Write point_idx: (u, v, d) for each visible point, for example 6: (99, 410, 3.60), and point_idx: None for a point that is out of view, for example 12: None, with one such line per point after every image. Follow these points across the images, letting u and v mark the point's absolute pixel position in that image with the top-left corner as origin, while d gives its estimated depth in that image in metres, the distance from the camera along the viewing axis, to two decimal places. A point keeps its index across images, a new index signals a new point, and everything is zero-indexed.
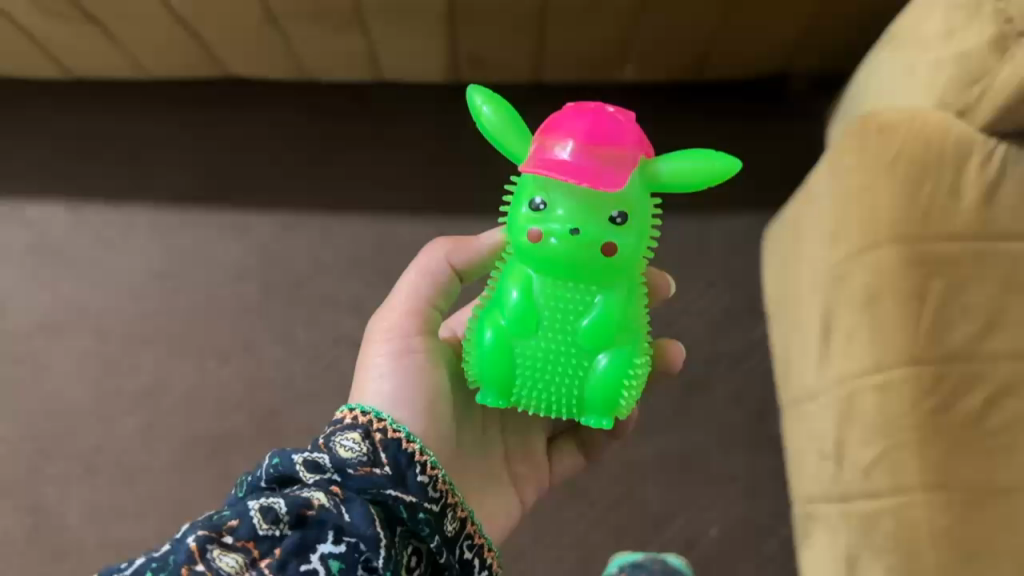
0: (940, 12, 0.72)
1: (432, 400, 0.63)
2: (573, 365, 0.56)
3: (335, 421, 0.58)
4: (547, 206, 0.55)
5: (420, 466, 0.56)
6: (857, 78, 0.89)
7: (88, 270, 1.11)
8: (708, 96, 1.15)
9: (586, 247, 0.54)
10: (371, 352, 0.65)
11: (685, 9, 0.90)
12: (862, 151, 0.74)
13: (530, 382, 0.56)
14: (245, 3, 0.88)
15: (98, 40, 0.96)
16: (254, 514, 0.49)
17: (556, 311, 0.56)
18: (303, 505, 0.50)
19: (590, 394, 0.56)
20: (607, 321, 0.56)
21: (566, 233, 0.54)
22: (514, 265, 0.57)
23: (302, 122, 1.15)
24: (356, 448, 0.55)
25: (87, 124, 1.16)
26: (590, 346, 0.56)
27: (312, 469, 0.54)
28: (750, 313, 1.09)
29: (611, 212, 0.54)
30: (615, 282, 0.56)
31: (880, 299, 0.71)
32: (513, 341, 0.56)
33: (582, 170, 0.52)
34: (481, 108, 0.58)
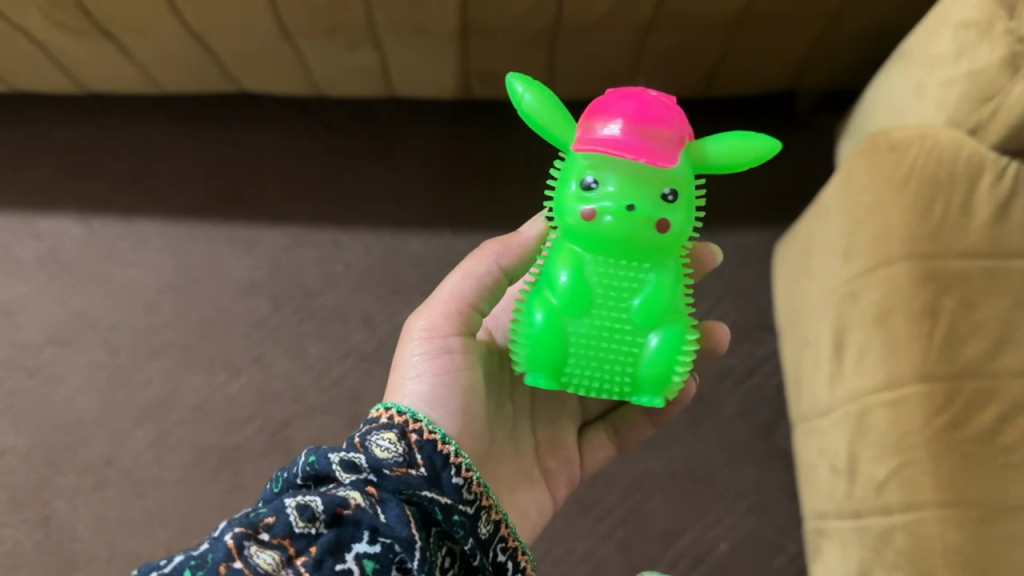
0: (949, 32, 0.74)
1: (465, 402, 0.63)
2: (628, 342, 0.57)
3: (370, 420, 0.58)
4: (600, 182, 0.55)
5: (455, 467, 0.57)
6: (866, 97, 0.90)
7: (99, 283, 1.12)
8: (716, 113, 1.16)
9: (642, 223, 0.54)
10: (408, 347, 0.65)
11: (696, 28, 0.90)
12: (874, 168, 0.75)
13: (584, 360, 0.57)
14: (259, 20, 0.89)
15: (114, 56, 0.97)
16: (291, 511, 0.49)
17: (609, 288, 0.56)
18: (340, 504, 0.50)
19: (643, 372, 0.57)
20: (661, 299, 0.56)
21: (620, 210, 0.54)
22: (563, 245, 0.58)
23: (313, 137, 1.16)
24: (391, 448, 0.55)
25: (99, 138, 1.17)
26: (643, 323, 0.56)
27: (348, 469, 0.54)
28: (759, 328, 1.09)
29: (664, 190, 0.55)
30: (665, 261, 0.57)
31: (891, 315, 0.72)
32: (565, 319, 0.56)
33: (629, 145, 0.53)
34: (522, 95, 0.58)
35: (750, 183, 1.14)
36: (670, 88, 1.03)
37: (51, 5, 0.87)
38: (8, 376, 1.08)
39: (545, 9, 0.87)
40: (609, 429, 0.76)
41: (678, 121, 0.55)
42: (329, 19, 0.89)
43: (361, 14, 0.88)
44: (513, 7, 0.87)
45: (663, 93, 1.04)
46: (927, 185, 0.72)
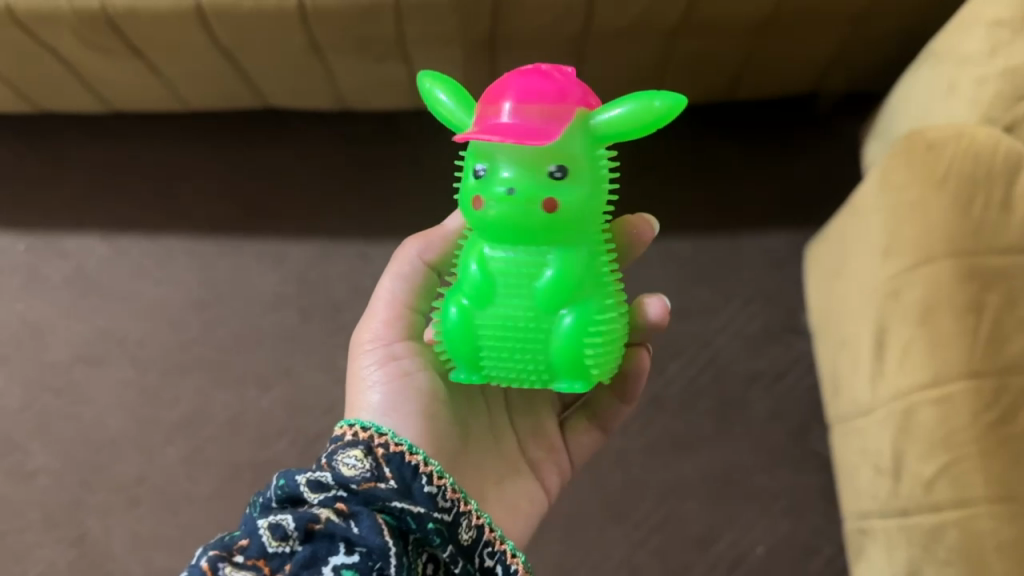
0: (981, 31, 0.76)
1: (421, 399, 0.63)
2: (538, 329, 0.54)
3: (336, 438, 0.58)
4: (485, 170, 0.53)
5: (426, 476, 0.56)
6: (893, 100, 0.91)
7: (126, 301, 1.12)
8: (737, 116, 1.17)
9: (524, 206, 0.52)
10: (356, 363, 0.66)
11: (723, 33, 0.91)
12: (913, 167, 0.75)
13: (497, 351, 0.55)
14: (288, 36, 0.89)
15: (142, 74, 0.98)
16: (263, 532, 0.50)
17: (511, 276, 0.54)
18: (311, 520, 0.51)
19: (556, 358, 0.54)
20: (565, 280, 0.54)
21: (504, 195, 0.52)
22: (469, 236, 0.57)
23: (335, 150, 1.16)
24: (358, 465, 0.55)
25: (122, 157, 1.17)
26: (550, 307, 0.54)
27: (315, 488, 0.53)
28: (787, 330, 1.09)
29: (549, 167, 0.52)
30: (569, 240, 0.54)
31: (937, 312, 0.72)
32: (470, 313, 0.55)
33: (520, 130, 0.50)
34: (434, 92, 0.58)
35: (774, 186, 1.14)
36: (694, 92, 1.04)
37: (82, 24, 0.87)
38: (39, 397, 1.08)
39: (574, 17, 0.87)
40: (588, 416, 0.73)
41: (570, 100, 0.52)
42: (358, 32, 0.89)
43: (390, 27, 0.88)
44: (542, 16, 0.87)
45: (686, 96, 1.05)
46: (965, 182, 0.72)
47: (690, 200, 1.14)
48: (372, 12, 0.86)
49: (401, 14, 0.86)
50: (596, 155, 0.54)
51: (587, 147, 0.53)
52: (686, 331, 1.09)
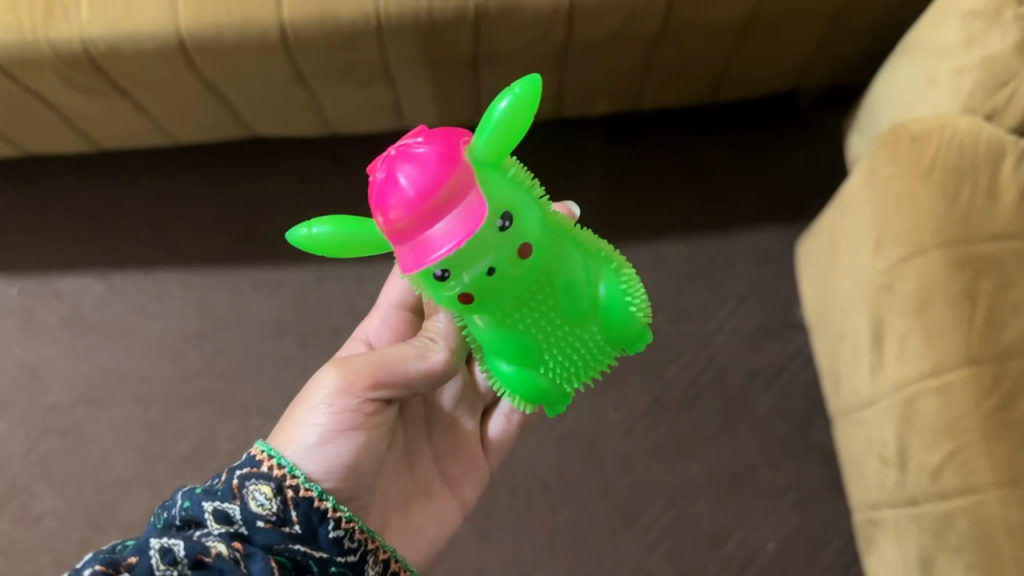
0: (955, 23, 0.78)
1: (353, 463, 0.63)
2: (586, 336, 0.59)
3: (250, 460, 0.60)
4: (452, 272, 0.50)
5: (333, 521, 0.60)
6: (875, 94, 0.93)
7: (124, 338, 1.12)
8: (721, 118, 1.18)
9: (508, 268, 0.52)
10: (316, 386, 0.63)
11: (708, 35, 0.92)
12: (897, 160, 0.76)
13: (569, 376, 0.59)
14: (273, 65, 0.90)
15: (128, 112, 0.98)
16: (153, 555, 0.53)
17: (538, 323, 0.57)
18: (202, 553, 0.54)
19: (615, 334, 0.60)
20: (576, 288, 0.57)
21: (485, 276, 0.51)
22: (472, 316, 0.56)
23: (324, 174, 1.16)
24: (266, 505, 0.58)
25: (110, 193, 1.17)
26: (580, 315, 0.58)
27: (220, 520, 0.57)
28: (785, 326, 1.10)
29: (497, 225, 0.50)
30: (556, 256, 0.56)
31: (930, 303, 0.73)
32: (528, 371, 0.58)
33: (453, 231, 0.48)
34: (311, 230, 0.52)
35: (762, 182, 1.15)
36: (678, 96, 1.05)
37: (66, 67, 0.87)
38: (43, 439, 1.08)
39: (556, 30, 0.87)
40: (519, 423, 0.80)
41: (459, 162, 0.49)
42: (344, 60, 0.89)
43: (375, 50, 0.88)
44: (526, 31, 0.87)
45: (670, 101, 1.06)
46: (950, 172, 0.73)
47: (680, 203, 1.15)
48: (357, 38, 0.86)
49: (384, 37, 0.86)
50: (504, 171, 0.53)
51: (500, 180, 0.51)
52: (684, 333, 1.10)
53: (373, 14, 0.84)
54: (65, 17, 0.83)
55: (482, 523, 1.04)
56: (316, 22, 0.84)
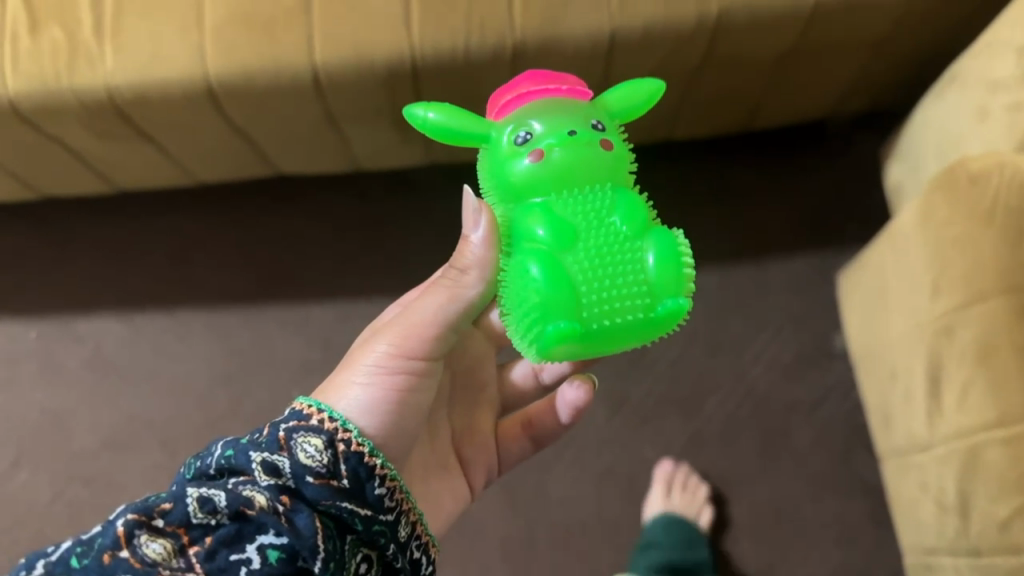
0: (1010, 58, 0.77)
1: (400, 418, 0.64)
2: (630, 253, 0.54)
3: (301, 413, 0.58)
4: (533, 132, 0.55)
5: (379, 479, 0.58)
6: (920, 128, 0.92)
7: (147, 381, 1.10)
8: (749, 143, 1.15)
9: (585, 144, 0.55)
10: (364, 353, 0.65)
11: (752, 65, 0.89)
12: (954, 201, 0.74)
13: (597, 285, 0.53)
14: (304, 109, 0.87)
15: (151, 155, 0.95)
16: (191, 502, 0.52)
17: (588, 215, 0.55)
18: (243, 504, 0.52)
19: (655, 277, 0.54)
20: (638, 207, 0.55)
21: (564, 137, 0.55)
22: (524, 208, 0.56)
23: (348, 208, 1.14)
24: (316, 457, 0.56)
25: (128, 231, 1.15)
26: (632, 236, 0.54)
27: (268, 471, 0.55)
28: (821, 354, 1.08)
29: (590, 119, 0.56)
30: (624, 185, 0.57)
31: (994, 352, 0.70)
32: (559, 258, 0.53)
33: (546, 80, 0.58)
34: (426, 114, 0.58)
35: (790, 208, 1.13)
36: (713, 125, 1.03)
37: (89, 114, 0.85)
38: (67, 488, 1.05)
39: (594, 66, 0.85)
40: (523, 419, 0.83)
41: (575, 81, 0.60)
42: (377, 101, 0.87)
43: (408, 91, 0.86)
44: (564, 70, 0.85)
45: (705, 130, 1.04)
46: (1017, 216, 0.70)
47: (699, 225, 1.12)
48: (391, 80, 0.84)
49: (418, 79, 0.84)
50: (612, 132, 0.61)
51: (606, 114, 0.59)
52: (719, 366, 1.08)
53: (409, 56, 0.81)
54: (89, 65, 0.81)
55: (518, 561, 1.02)
56: (348, 64, 0.81)
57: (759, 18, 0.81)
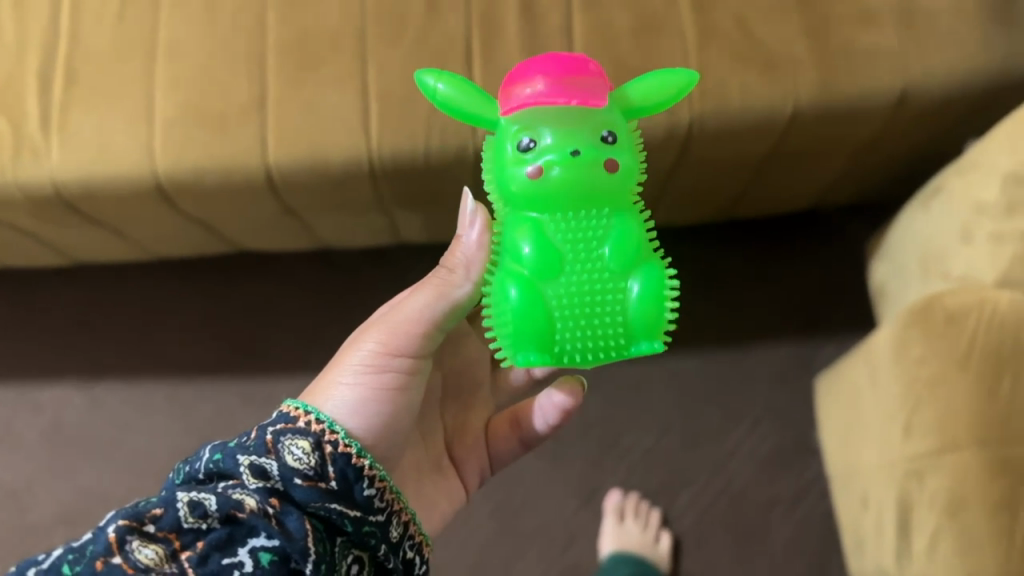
0: (996, 181, 0.72)
1: (388, 419, 0.62)
2: (610, 291, 0.55)
3: (288, 415, 0.57)
4: (537, 140, 0.54)
5: (368, 479, 0.57)
6: (904, 235, 0.88)
7: (108, 455, 1.07)
8: (732, 228, 1.11)
9: (590, 166, 0.54)
10: (352, 350, 0.63)
11: (730, 166, 0.85)
12: (930, 338, 0.70)
13: (574, 319, 0.54)
14: (261, 205, 0.84)
15: (107, 237, 0.92)
16: (181, 507, 0.51)
17: (577, 243, 0.55)
18: (234, 507, 0.51)
19: (634, 318, 0.55)
20: (631, 240, 0.55)
21: (565, 157, 0.53)
22: (517, 216, 0.56)
23: (317, 280, 1.10)
24: (304, 459, 0.54)
25: (92, 299, 1.12)
26: (617, 270, 0.55)
27: (257, 474, 0.53)
28: (800, 451, 1.05)
29: (600, 132, 0.54)
30: (624, 208, 0.56)
31: (964, 508, 0.67)
32: (541, 287, 0.54)
33: (561, 91, 0.53)
34: (436, 87, 0.57)
35: (773, 296, 1.09)
36: (693, 214, 0.99)
37: (37, 207, 0.82)
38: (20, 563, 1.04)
39: None
40: (511, 419, 0.78)
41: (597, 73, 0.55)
42: (338, 197, 0.84)
43: (367, 187, 0.82)
44: None
45: (684, 219, 1.00)
46: (990, 361, 0.67)
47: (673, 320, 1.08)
48: (348, 180, 0.81)
49: (376, 179, 0.81)
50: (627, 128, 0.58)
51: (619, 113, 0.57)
52: (695, 459, 1.05)
53: (365, 157, 0.78)
54: (34, 158, 0.77)
55: None
56: (303, 166, 0.78)
57: (731, 128, 0.78)
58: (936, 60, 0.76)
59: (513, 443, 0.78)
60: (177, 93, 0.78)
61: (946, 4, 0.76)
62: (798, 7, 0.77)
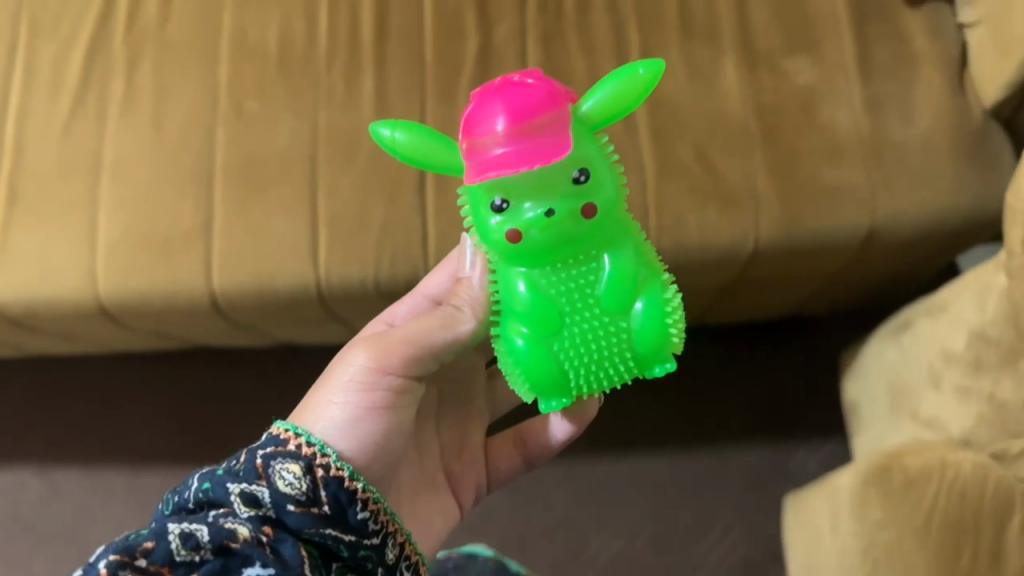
0: (962, 334, 0.69)
1: (379, 441, 0.57)
2: (614, 331, 0.53)
3: (276, 439, 0.53)
4: (510, 201, 0.51)
5: (362, 502, 0.53)
6: (876, 365, 0.85)
7: (60, 545, 1.04)
8: (708, 334, 1.09)
9: (569, 221, 0.51)
10: (344, 364, 0.58)
11: (696, 291, 0.82)
12: (891, 501, 0.68)
13: (581, 367, 0.53)
14: (208, 321, 0.81)
15: (59, 339, 0.90)
16: (174, 538, 0.47)
17: (572, 292, 0.53)
18: (227, 537, 0.48)
19: (641, 349, 0.53)
20: (625, 277, 0.53)
21: (541, 219, 0.50)
22: (506, 270, 0.54)
23: (281, 373, 1.08)
24: (296, 485, 0.51)
25: (56, 384, 1.11)
26: (619, 307, 0.53)
27: (248, 502, 0.50)
28: (771, 560, 1.01)
29: (570, 173, 0.50)
30: (613, 239, 0.53)
31: None
32: (544, 342, 0.53)
33: (524, 153, 0.49)
34: (393, 135, 0.52)
35: (746, 399, 1.06)
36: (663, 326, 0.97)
37: None
38: None
39: None
40: (515, 437, 0.73)
41: (556, 105, 0.49)
42: (283, 316, 0.81)
43: (318, 308, 0.79)
44: None
45: None
46: (951, 530, 0.65)
47: (641, 423, 1.06)
48: (296, 302, 0.78)
49: (327, 302, 0.78)
50: (598, 140, 0.53)
51: (586, 133, 0.52)
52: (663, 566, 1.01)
53: (314, 284, 0.75)
54: None
55: None
56: (248, 290, 0.75)
57: (689, 264, 0.75)
58: (905, 198, 0.73)
59: (516, 459, 0.73)
60: (120, 215, 0.76)
61: (917, 140, 0.74)
62: (762, 139, 0.74)
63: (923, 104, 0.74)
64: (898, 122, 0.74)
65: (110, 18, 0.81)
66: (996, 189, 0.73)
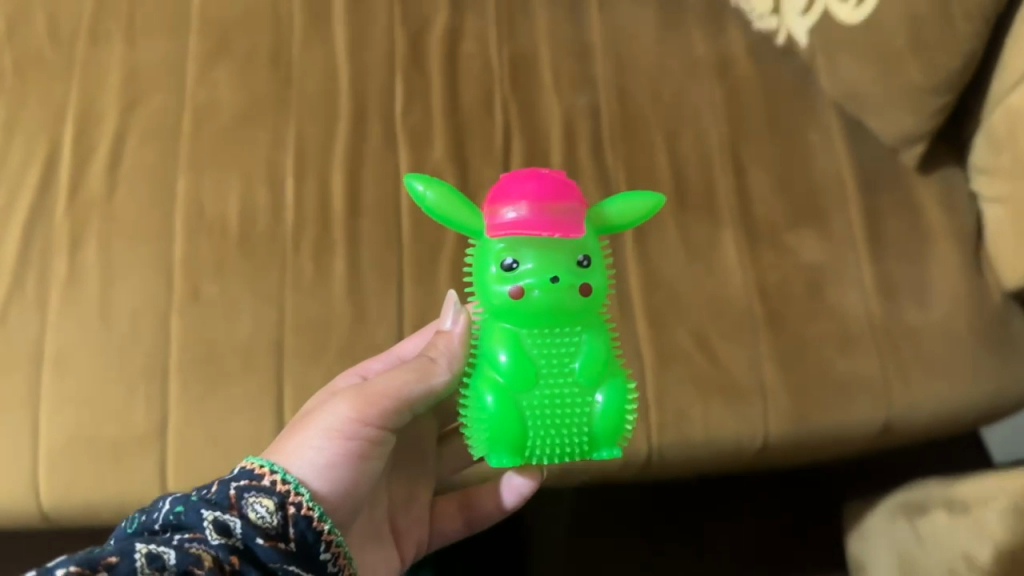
0: (988, 547, 0.65)
1: (347, 489, 0.50)
2: (580, 404, 0.46)
3: (248, 472, 0.47)
4: (518, 261, 0.45)
5: (326, 543, 0.47)
6: (881, 539, 0.80)
7: None
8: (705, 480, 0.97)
9: (567, 293, 0.45)
10: (321, 410, 0.51)
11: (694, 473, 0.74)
12: None
13: (542, 433, 0.46)
14: None
15: None
16: (138, 557, 0.38)
17: (552, 355, 0.46)
18: (192, 563, 0.39)
19: (599, 432, 0.46)
20: (602, 355, 0.47)
21: (546, 284, 0.44)
22: (491, 323, 0.47)
23: None
24: (266, 517, 0.45)
25: None
26: (591, 382, 0.46)
27: (219, 531, 0.43)
28: None
29: (575, 255, 0.45)
30: (596, 321, 0.47)
31: None
32: (515, 397, 0.46)
33: (548, 220, 0.44)
34: (424, 193, 0.48)
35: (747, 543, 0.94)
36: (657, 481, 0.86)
37: None
38: None
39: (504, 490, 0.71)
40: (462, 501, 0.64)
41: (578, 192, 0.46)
42: None
43: None
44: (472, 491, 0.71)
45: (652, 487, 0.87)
46: None
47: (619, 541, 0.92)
48: None
49: None
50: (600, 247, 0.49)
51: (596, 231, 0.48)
52: None
53: None
54: None
55: None
56: None
57: (696, 458, 0.68)
58: (923, 391, 0.68)
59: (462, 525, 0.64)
60: (64, 417, 0.67)
61: (933, 326, 0.69)
62: (767, 327, 0.69)
63: (938, 286, 0.70)
64: (912, 307, 0.69)
65: (51, 188, 0.73)
66: (1014, 373, 0.69)
